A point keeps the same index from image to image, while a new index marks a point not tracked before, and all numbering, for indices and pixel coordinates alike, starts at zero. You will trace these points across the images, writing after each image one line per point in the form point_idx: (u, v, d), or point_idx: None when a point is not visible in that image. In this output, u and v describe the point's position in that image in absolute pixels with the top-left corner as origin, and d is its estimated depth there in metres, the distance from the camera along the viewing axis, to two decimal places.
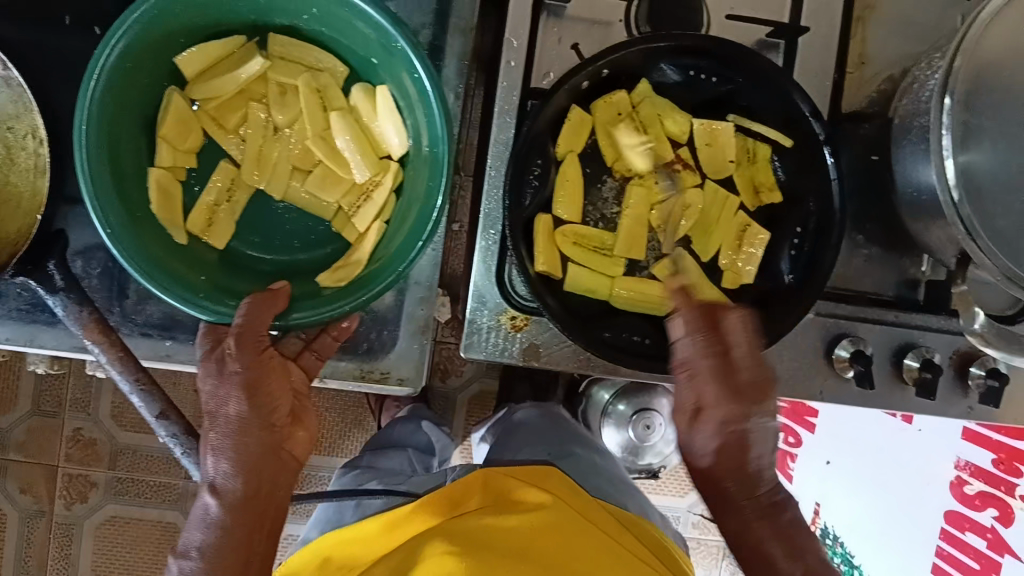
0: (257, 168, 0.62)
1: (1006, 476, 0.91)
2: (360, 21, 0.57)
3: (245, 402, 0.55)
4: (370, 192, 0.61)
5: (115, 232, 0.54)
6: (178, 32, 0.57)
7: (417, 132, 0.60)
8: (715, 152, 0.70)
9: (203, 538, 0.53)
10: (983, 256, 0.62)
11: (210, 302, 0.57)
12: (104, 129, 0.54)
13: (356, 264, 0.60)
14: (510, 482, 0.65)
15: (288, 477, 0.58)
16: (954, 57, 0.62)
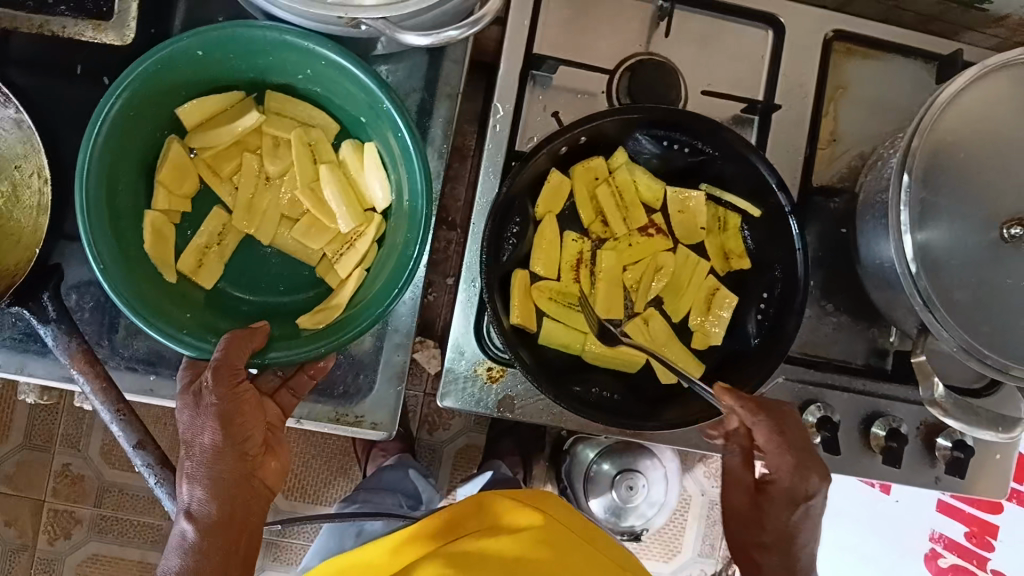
0: (248, 217, 0.67)
1: (979, 550, 0.95)
2: (352, 83, 0.62)
3: (218, 431, 0.57)
4: (353, 241, 0.66)
5: (106, 267, 0.57)
6: (179, 85, 0.63)
7: (399, 187, 0.65)
8: (686, 218, 0.73)
9: (180, 562, 0.55)
10: (939, 328, 0.65)
11: (193, 339, 0.60)
12: (104, 170, 0.59)
13: (335, 308, 0.65)
14: (502, 504, 0.68)
15: (262, 503, 0.60)
16: (910, 138, 0.66)
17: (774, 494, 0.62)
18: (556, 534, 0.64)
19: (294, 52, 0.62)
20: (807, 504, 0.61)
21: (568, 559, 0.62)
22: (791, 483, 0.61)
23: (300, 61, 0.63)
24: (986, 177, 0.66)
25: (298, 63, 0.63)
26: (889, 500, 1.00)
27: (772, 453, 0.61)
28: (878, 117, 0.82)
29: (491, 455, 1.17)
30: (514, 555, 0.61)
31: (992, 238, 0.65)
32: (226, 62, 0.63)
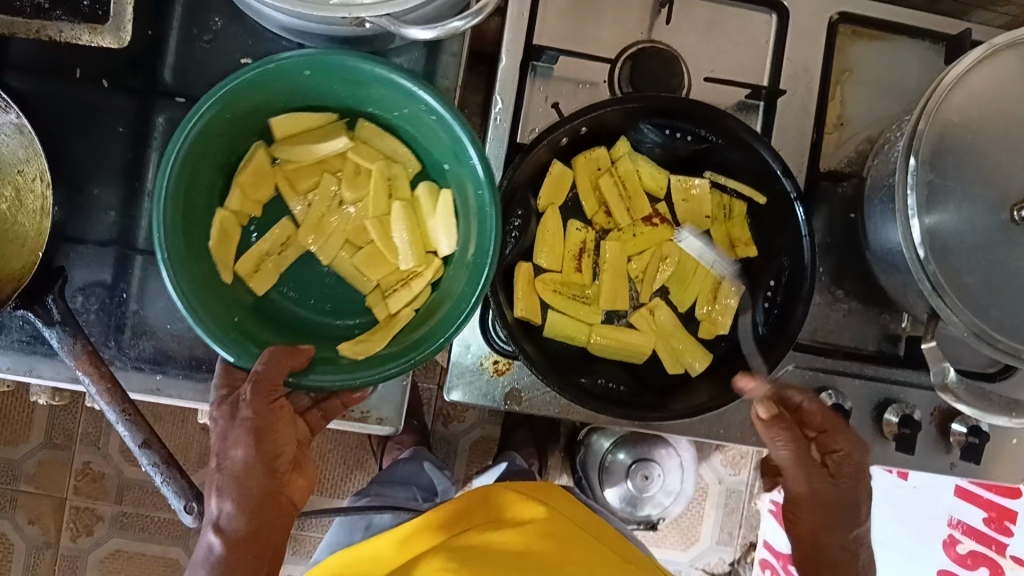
0: (313, 232, 0.66)
1: (996, 535, 0.90)
2: (441, 129, 0.61)
3: (252, 447, 0.57)
4: (408, 280, 0.65)
5: (170, 258, 0.56)
6: (279, 97, 0.62)
7: (465, 238, 0.64)
8: (691, 206, 0.73)
9: (207, 574, 0.56)
10: (948, 312, 0.64)
11: (236, 345, 0.58)
12: (187, 166, 0.58)
13: (377, 340, 0.63)
14: (510, 498, 0.70)
15: (287, 519, 0.60)
16: (917, 121, 0.64)
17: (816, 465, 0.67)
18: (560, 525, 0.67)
19: (396, 92, 0.61)
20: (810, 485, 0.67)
21: (573, 549, 0.65)
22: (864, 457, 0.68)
23: (400, 100, 0.62)
24: (995, 159, 0.65)
25: (395, 100, 0.62)
26: (908, 486, 1.01)
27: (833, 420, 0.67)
28: (887, 99, 0.80)
29: (507, 447, 1.18)
30: (518, 550, 0.63)
31: (1003, 219, 0.64)
32: (328, 86, 0.62)
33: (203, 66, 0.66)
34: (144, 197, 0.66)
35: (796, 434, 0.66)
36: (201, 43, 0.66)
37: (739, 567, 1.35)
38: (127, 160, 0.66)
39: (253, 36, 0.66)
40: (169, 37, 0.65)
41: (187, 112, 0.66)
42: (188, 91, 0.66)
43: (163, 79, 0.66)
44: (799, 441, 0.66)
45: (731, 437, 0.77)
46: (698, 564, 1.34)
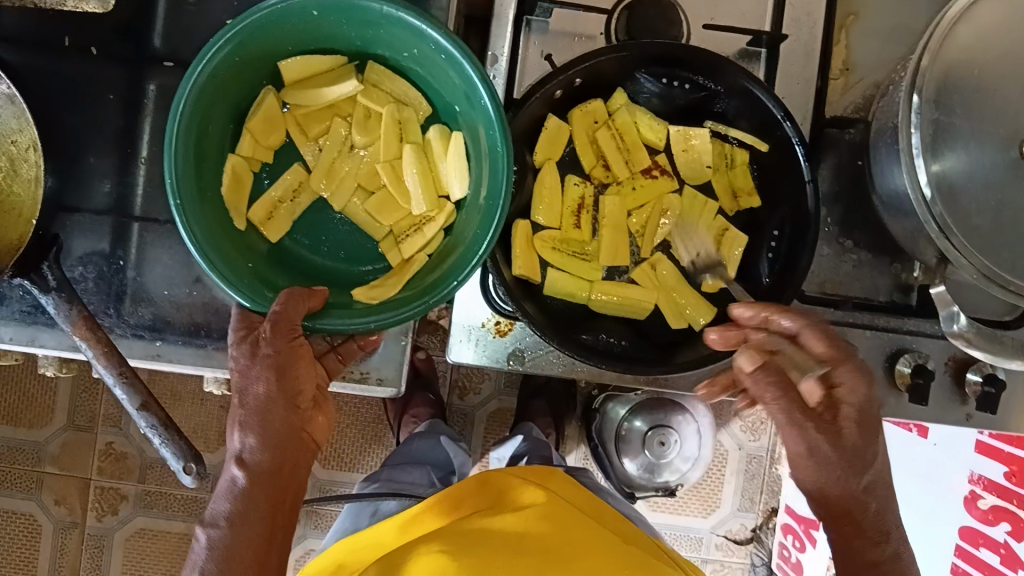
0: (326, 178, 0.63)
1: (1016, 489, 0.86)
2: (453, 70, 0.58)
3: (274, 382, 0.55)
4: (420, 225, 0.62)
5: (183, 202, 0.55)
6: (287, 39, 0.58)
7: (478, 183, 0.61)
8: (690, 158, 0.71)
9: (229, 506, 0.55)
10: (956, 255, 0.62)
11: (251, 289, 0.57)
12: (197, 111, 0.56)
13: (391, 286, 0.60)
14: (509, 481, 0.73)
15: (306, 456, 0.59)
16: (920, 57, 0.62)
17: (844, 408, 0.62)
18: (560, 506, 0.69)
19: (406, 30, 0.57)
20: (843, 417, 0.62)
21: (574, 527, 0.66)
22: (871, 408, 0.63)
23: (409, 39, 0.58)
24: (1004, 94, 0.62)
25: (406, 41, 0.59)
26: (928, 444, 1.00)
27: (838, 366, 0.60)
28: (893, 43, 0.78)
29: (524, 418, 1.17)
30: (518, 530, 0.64)
31: (1013, 156, 0.62)
32: (336, 26, 0.58)
33: (192, 30, 0.66)
34: (137, 164, 0.66)
35: (815, 380, 0.60)
36: (187, 7, 0.65)
37: (761, 534, 1.34)
38: (120, 128, 0.66)
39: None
40: (157, 3, 0.65)
41: (176, 77, 0.66)
42: (177, 56, 0.66)
43: (152, 45, 0.65)
44: (782, 390, 0.60)
45: None
46: (721, 531, 1.33)
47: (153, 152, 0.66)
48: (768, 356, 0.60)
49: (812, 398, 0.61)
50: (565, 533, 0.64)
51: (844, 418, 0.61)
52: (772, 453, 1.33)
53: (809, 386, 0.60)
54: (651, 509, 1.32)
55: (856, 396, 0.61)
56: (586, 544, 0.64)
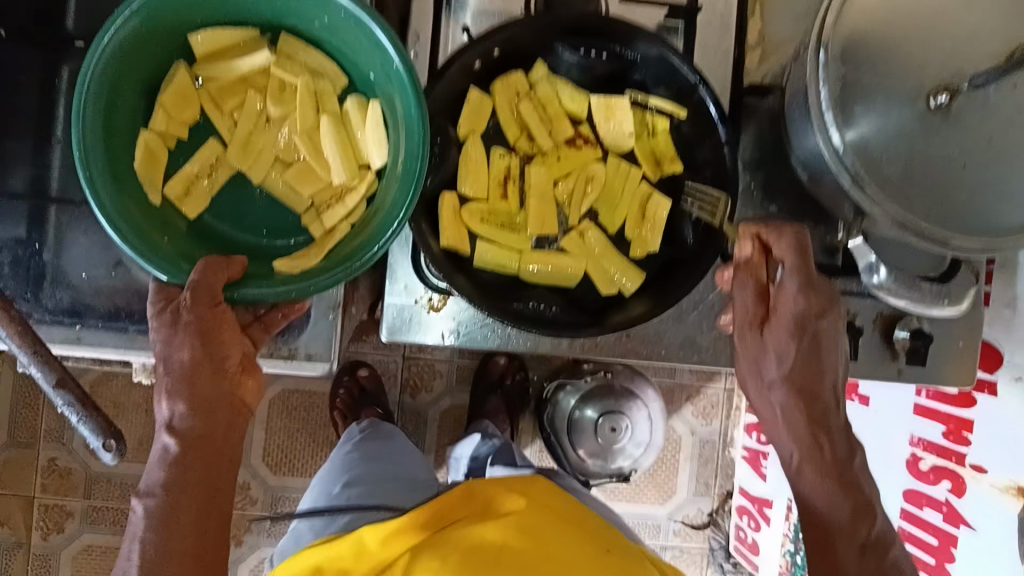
0: (243, 153, 0.62)
1: (954, 446, 0.87)
2: (364, 36, 0.58)
3: (199, 348, 0.54)
4: (342, 196, 0.62)
5: (91, 176, 0.55)
6: (195, 10, 0.58)
7: (395, 150, 0.60)
8: (613, 126, 0.72)
9: (162, 474, 0.54)
10: (870, 204, 0.64)
11: (169, 263, 0.56)
12: (105, 84, 0.56)
13: (314, 255, 0.60)
14: (497, 492, 0.70)
15: (240, 424, 0.58)
16: (824, 21, 0.64)
17: (779, 317, 0.61)
18: (544, 519, 0.67)
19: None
20: (814, 326, 0.61)
21: (554, 546, 0.64)
22: (827, 323, 0.62)
23: (318, 6, 0.58)
24: (907, 49, 0.62)
25: (316, 8, 0.58)
26: (870, 412, 1.01)
27: (789, 275, 0.61)
28: (807, 12, 0.80)
29: (478, 415, 1.16)
30: (502, 545, 0.63)
31: (920, 108, 0.62)
32: None
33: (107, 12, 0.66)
34: (53, 146, 0.66)
35: (743, 285, 0.63)
36: None
37: (718, 517, 1.34)
38: (36, 110, 0.66)
39: None
40: None
41: None
42: (90, 37, 0.66)
43: (66, 27, 0.66)
44: (746, 294, 0.63)
45: (672, 359, 0.76)
46: (678, 517, 1.33)
47: (70, 133, 0.66)
48: (737, 266, 0.64)
49: (751, 304, 0.63)
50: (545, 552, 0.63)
51: (772, 330, 0.61)
52: (724, 437, 1.33)
53: (738, 292, 0.63)
54: (610, 498, 1.32)
55: (788, 302, 0.61)
56: (564, 562, 0.63)
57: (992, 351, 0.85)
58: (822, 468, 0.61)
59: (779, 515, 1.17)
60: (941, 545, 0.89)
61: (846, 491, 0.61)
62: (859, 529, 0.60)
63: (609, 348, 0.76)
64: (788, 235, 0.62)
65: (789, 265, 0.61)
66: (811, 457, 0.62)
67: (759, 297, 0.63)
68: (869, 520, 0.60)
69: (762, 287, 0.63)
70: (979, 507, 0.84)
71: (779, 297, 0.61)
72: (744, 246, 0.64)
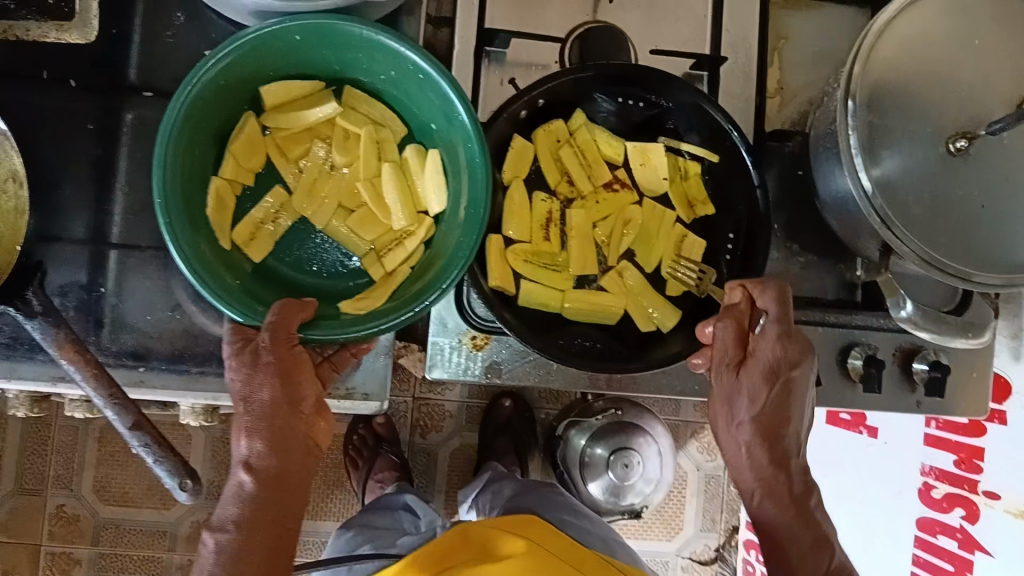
0: (308, 200, 0.65)
1: (967, 474, 0.90)
2: (430, 89, 0.62)
3: (278, 388, 0.56)
4: (402, 239, 0.65)
5: (171, 221, 0.56)
6: (270, 64, 0.61)
7: (456, 196, 0.64)
8: (648, 171, 0.75)
9: (237, 511, 0.56)
10: (899, 244, 0.66)
11: (243, 304, 0.58)
12: (184, 133, 0.58)
13: (379, 297, 0.62)
14: (493, 533, 0.77)
15: (311, 463, 0.59)
16: (852, 68, 0.66)
17: (754, 365, 0.63)
18: (540, 552, 0.73)
19: (383, 53, 0.61)
20: (789, 375, 0.63)
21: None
22: (798, 373, 0.64)
23: (386, 61, 0.62)
24: (926, 97, 0.66)
25: (384, 63, 0.62)
26: (879, 443, 1.03)
27: (771, 324, 0.63)
28: (823, 62, 0.84)
29: (486, 458, 1.15)
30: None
31: (940, 152, 0.66)
32: (316, 51, 0.61)
33: (168, 61, 0.68)
34: (115, 192, 0.67)
35: (724, 328, 0.64)
36: (164, 38, 0.68)
37: (725, 553, 1.32)
38: (95, 155, 0.67)
39: (215, 27, 0.69)
40: (133, 36, 0.68)
41: (154, 107, 0.68)
42: (154, 86, 0.68)
43: (128, 75, 0.68)
44: (725, 341, 0.64)
45: (705, 392, 0.79)
46: (686, 552, 1.31)
47: (132, 179, 0.67)
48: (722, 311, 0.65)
49: (730, 347, 0.64)
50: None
51: (747, 374, 0.64)
52: (731, 471, 1.32)
53: (718, 333, 0.64)
54: None
55: (766, 350, 0.63)
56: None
57: (1002, 383, 0.88)
58: (784, 499, 0.65)
59: None
60: (957, 572, 0.91)
61: (801, 521, 0.65)
62: (820, 556, 0.64)
63: (643, 382, 0.79)
64: (773, 287, 0.64)
65: (772, 316, 0.63)
66: (772, 492, 0.65)
67: (740, 341, 0.64)
68: (830, 549, 0.65)
69: (745, 334, 0.64)
70: (996, 532, 0.87)
71: (761, 347, 0.63)
72: (731, 292, 0.65)
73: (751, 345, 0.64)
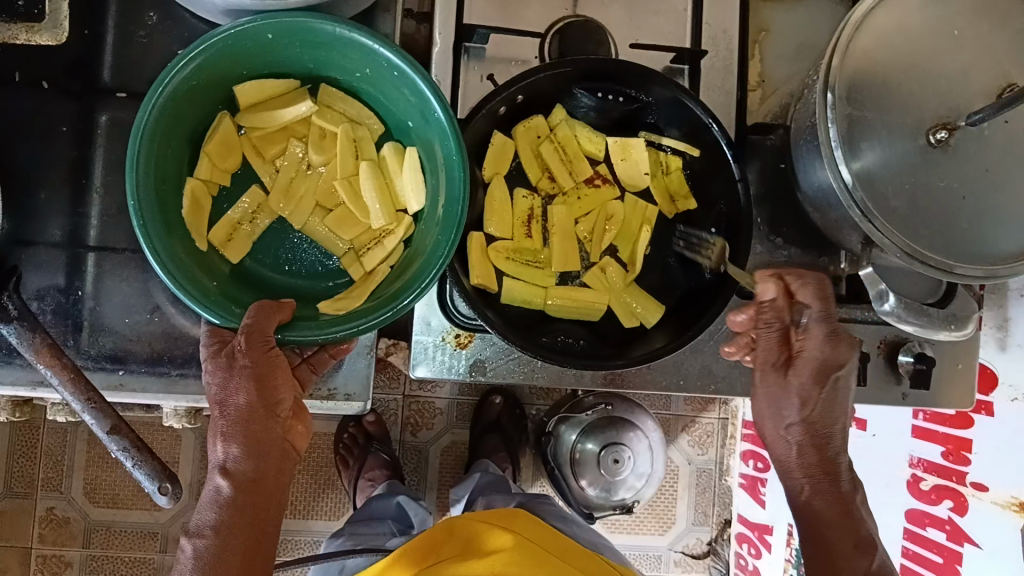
0: (284, 199, 0.65)
1: (956, 466, 0.90)
2: (406, 87, 0.61)
3: (254, 392, 0.56)
4: (380, 238, 0.64)
5: (145, 223, 0.55)
6: (243, 63, 0.61)
7: (434, 194, 0.63)
8: (630, 165, 0.75)
9: (215, 516, 0.56)
10: (880, 237, 0.66)
11: (219, 306, 0.57)
12: (156, 134, 0.57)
13: (358, 296, 0.62)
14: (478, 524, 0.77)
15: (288, 466, 0.59)
16: (831, 59, 0.66)
17: (801, 365, 0.64)
18: (526, 550, 0.72)
19: (357, 51, 0.60)
20: (837, 372, 0.64)
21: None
22: (844, 371, 0.64)
23: (361, 59, 0.61)
24: (906, 89, 0.66)
25: (359, 61, 0.62)
26: (869, 435, 1.04)
27: (815, 322, 0.63)
28: (804, 55, 0.84)
29: (476, 455, 1.15)
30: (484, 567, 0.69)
31: (920, 144, 0.66)
32: (290, 50, 0.61)
33: (143, 62, 0.68)
34: (91, 194, 0.66)
35: (768, 329, 0.65)
36: (139, 39, 0.68)
37: (718, 546, 1.31)
38: (71, 158, 0.66)
39: (189, 28, 0.68)
40: (106, 37, 0.67)
41: (130, 108, 0.67)
42: (129, 87, 0.67)
43: (103, 77, 0.67)
44: (767, 340, 0.65)
45: (690, 387, 0.79)
46: (679, 546, 1.30)
47: (108, 181, 0.67)
48: (761, 309, 0.65)
49: (774, 348, 0.65)
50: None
51: (795, 372, 0.64)
52: (722, 466, 1.31)
53: (761, 335, 0.66)
54: (610, 531, 1.29)
55: (813, 349, 0.63)
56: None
57: (989, 374, 0.89)
58: (830, 497, 0.64)
59: (781, 549, 1.15)
60: (946, 564, 0.91)
61: (847, 521, 0.63)
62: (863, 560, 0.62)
63: (628, 379, 0.78)
64: (811, 282, 0.64)
65: (816, 313, 0.63)
66: (823, 488, 0.64)
67: (784, 340, 0.65)
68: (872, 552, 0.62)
69: (790, 330, 0.65)
70: (982, 524, 0.86)
71: (806, 350, 0.64)
72: (763, 291, 0.65)
73: (796, 344, 0.65)
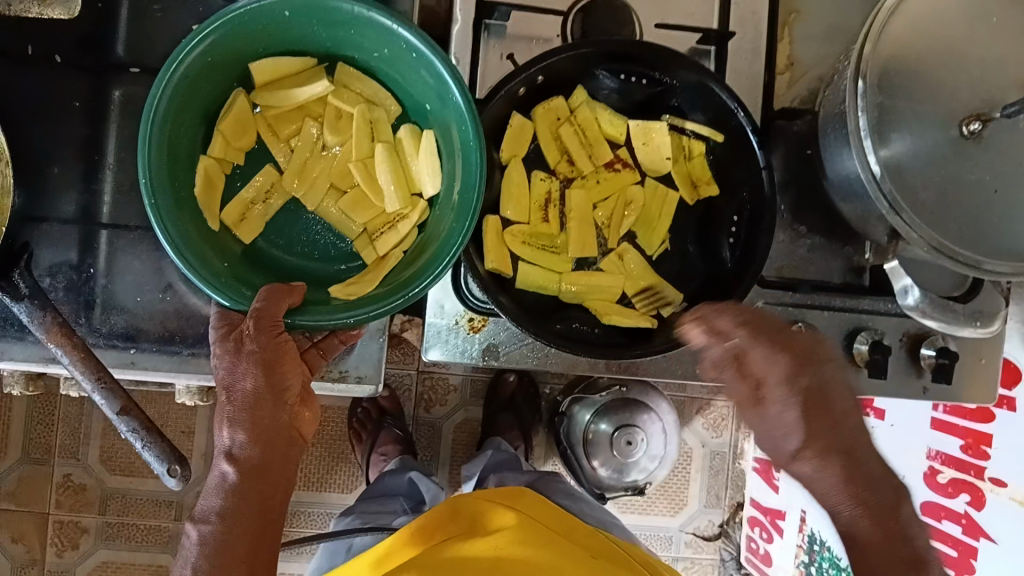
0: (298, 179, 0.64)
1: (974, 460, 0.88)
2: (424, 68, 0.60)
3: (262, 377, 0.55)
4: (394, 223, 0.63)
5: (157, 203, 0.55)
6: (258, 40, 0.59)
7: (450, 179, 0.62)
8: (651, 150, 0.73)
9: (220, 503, 0.55)
10: (907, 230, 0.63)
11: (230, 289, 0.57)
12: (170, 112, 0.56)
13: (369, 282, 0.61)
14: (481, 502, 0.77)
15: (294, 453, 0.58)
16: (863, 45, 0.64)
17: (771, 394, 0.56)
18: (528, 531, 0.72)
19: (375, 30, 0.59)
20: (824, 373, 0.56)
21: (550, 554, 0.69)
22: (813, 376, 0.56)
23: (378, 39, 0.60)
24: (939, 77, 0.63)
25: (376, 41, 0.60)
26: (885, 425, 1.01)
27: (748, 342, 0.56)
28: (835, 37, 0.81)
29: (490, 433, 1.14)
30: (491, 554, 0.69)
31: (952, 135, 0.63)
32: (306, 28, 0.60)
33: (158, 37, 0.67)
34: (105, 170, 0.66)
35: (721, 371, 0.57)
36: (152, 14, 0.66)
37: (728, 528, 1.31)
38: (84, 134, 0.66)
39: (204, 3, 0.67)
40: (121, 10, 0.66)
41: (143, 84, 0.66)
42: (143, 62, 0.66)
43: (117, 52, 0.66)
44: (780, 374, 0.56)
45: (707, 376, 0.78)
46: (689, 528, 1.29)
47: (121, 158, 0.66)
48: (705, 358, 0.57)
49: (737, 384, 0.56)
50: (538, 558, 0.68)
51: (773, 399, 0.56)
52: (735, 450, 1.30)
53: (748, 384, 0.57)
54: (623, 511, 1.28)
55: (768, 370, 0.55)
56: (553, 569, 0.67)
57: (1012, 368, 0.86)
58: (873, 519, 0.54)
59: (794, 534, 1.15)
60: (960, 557, 0.91)
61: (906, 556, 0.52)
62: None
63: (645, 368, 0.77)
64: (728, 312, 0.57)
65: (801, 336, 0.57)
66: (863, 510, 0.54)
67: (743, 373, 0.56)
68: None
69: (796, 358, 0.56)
70: (998, 520, 0.85)
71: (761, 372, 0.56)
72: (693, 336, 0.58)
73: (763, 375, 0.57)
